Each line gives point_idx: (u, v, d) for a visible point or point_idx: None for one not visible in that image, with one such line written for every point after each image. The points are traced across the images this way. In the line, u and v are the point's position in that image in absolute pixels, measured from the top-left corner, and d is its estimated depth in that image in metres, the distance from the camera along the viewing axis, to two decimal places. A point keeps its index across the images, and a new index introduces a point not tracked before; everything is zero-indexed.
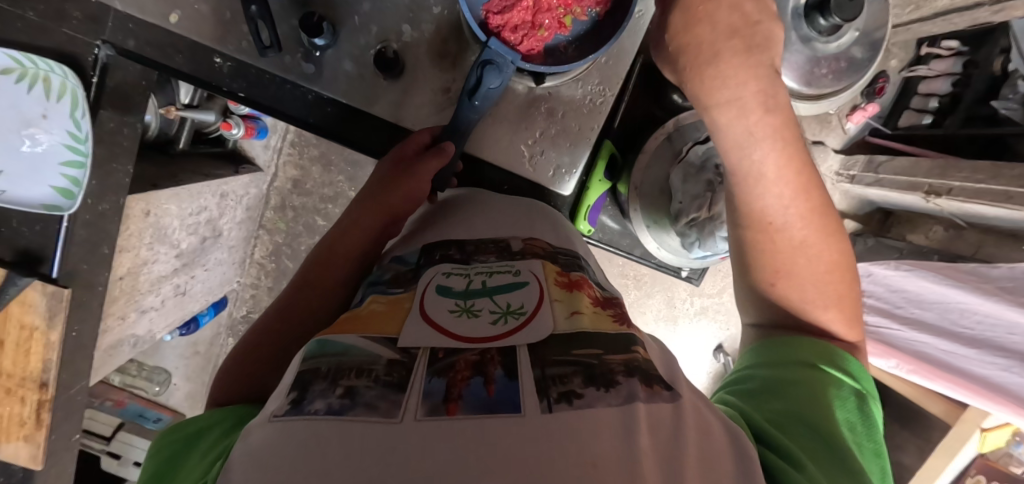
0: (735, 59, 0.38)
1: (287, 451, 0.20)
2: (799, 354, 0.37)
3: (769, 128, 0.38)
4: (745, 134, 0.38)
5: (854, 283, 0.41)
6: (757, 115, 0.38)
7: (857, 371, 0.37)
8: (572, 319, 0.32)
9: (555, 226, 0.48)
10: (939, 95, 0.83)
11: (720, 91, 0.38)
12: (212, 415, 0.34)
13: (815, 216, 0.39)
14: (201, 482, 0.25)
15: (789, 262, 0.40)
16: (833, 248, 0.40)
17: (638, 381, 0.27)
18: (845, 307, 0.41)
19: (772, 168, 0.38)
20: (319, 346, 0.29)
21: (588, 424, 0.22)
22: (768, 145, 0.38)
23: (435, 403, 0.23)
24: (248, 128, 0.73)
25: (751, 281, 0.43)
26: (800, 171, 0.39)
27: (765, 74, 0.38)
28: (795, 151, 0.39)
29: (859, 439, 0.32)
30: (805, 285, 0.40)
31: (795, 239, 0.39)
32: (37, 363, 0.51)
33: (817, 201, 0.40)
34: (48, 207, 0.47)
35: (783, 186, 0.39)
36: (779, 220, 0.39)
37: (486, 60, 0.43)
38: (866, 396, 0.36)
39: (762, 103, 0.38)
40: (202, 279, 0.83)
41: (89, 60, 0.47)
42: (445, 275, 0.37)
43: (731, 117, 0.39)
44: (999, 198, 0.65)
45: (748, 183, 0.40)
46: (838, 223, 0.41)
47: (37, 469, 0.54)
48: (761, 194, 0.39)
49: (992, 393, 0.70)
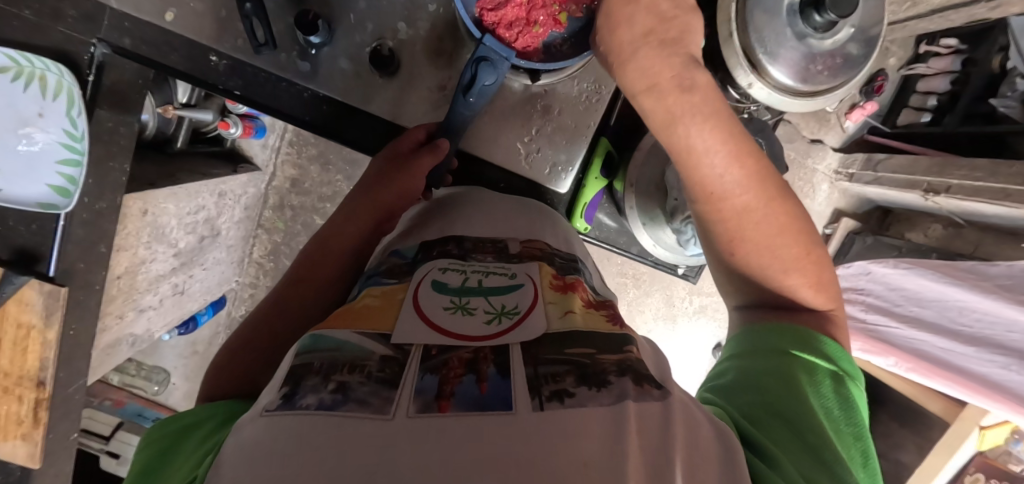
0: (649, 52, 0.41)
1: (276, 447, 0.20)
2: (773, 341, 0.37)
3: (689, 105, 0.39)
4: (668, 115, 0.40)
5: (814, 242, 0.41)
6: (674, 97, 0.39)
7: (832, 352, 0.37)
8: (566, 319, 0.32)
9: (550, 225, 0.48)
10: (938, 93, 0.83)
11: (638, 81, 0.41)
12: (204, 410, 0.34)
13: (756, 183, 0.39)
14: (191, 476, 0.25)
15: (740, 228, 0.40)
16: (780, 211, 0.40)
17: (630, 380, 0.27)
18: (804, 272, 0.40)
19: (702, 141, 0.39)
20: (312, 341, 0.29)
21: (579, 424, 0.22)
22: (690, 120, 0.39)
23: (426, 401, 0.23)
24: (247, 127, 0.74)
25: (712, 252, 0.44)
26: (731, 140, 0.39)
27: (677, 61, 0.40)
28: (722, 122, 0.39)
29: (836, 425, 0.32)
30: (758, 252, 0.40)
31: (739, 207, 0.39)
32: (34, 362, 0.51)
33: (759, 166, 0.39)
34: (44, 205, 0.47)
35: (716, 156, 0.39)
36: (720, 191, 0.39)
37: (481, 57, 0.43)
38: (843, 377, 0.36)
39: (678, 85, 0.39)
40: (200, 278, 0.83)
41: (85, 59, 0.47)
42: (441, 271, 0.37)
43: (653, 103, 0.40)
44: (998, 196, 0.65)
45: (684, 159, 0.40)
46: (785, 185, 0.41)
47: (34, 468, 0.54)
48: (698, 165, 0.39)
49: (988, 390, 0.71)
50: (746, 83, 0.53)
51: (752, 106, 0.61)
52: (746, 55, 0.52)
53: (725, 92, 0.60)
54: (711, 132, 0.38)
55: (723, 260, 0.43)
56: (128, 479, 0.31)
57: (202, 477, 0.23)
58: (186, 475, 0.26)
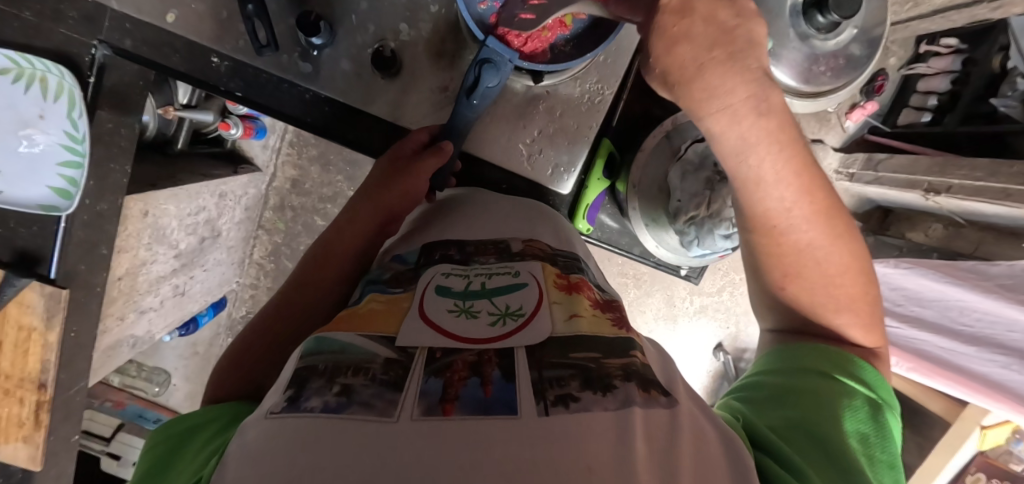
0: (720, 70, 0.32)
1: (278, 451, 0.20)
2: (810, 361, 0.37)
3: (767, 134, 0.33)
4: (740, 144, 0.34)
5: (870, 280, 0.40)
6: (750, 121, 0.33)
7: (871, 380, 0.37)
8: (571, 323, 0.32)
9: (553, 227, 0.48)
10: (938, 93, 0.83)
11: (707, 102, 0.33)
12: (207, 411, 0.34)
13: (823, 220, 0.37)
14: (196, 478, 0.25)
15: (799, 264, 0.38)
16: (843, 250, 0.38)
17: (635, 385, 0.27)
18: (858, 311, 0.40)
19: (774, 174, 0.35)
20: (316, 344, 0.29)
21: (584, 429, 0.22)
22: (765, 151, 0.34)
23: (431, 403, 0.23)
24: (248, 128, 0.74)
25: (760, 280, 0.42)
26: (804, 174, 0.35)
27: (756, 78, 0.32)
28: (796, 154, 0.35)
29: (870, 451, 0.32)
30: (815, 290, 0.39)
31: (802, 244, 0.38)
32: (35, 364, 0.51)
33: (827, 199, 0.37)
34: (45, 207, 0.47)
35: (786, 191, 0.36)
36: (785, 225, 0.37)
37: (484, 59, 0.43)
38: (881, 406, 0.35)
39: (755, 107, 0.33)
40: (201, 279, 0.83)
41: (85, 60, 0.47)
42: (445, 275, 0.37)
43: (725, 126, 0.34)
44: (999, 196, 0.65)
45: (749, 190, 0.37)
46: (851, 221, 0.39)
47: (35, 470, 0.54)
48: (763, 199, 0.36)
49: (991, 391, 0.70)
50: None
51: None
52: None
53: None
54: (785, 165, 0.35)
55: (773, 291, 0.42)
56: (132, 481, 0.31)
57: (207, 478, 0.23)
58: (191, 477, 0.26)
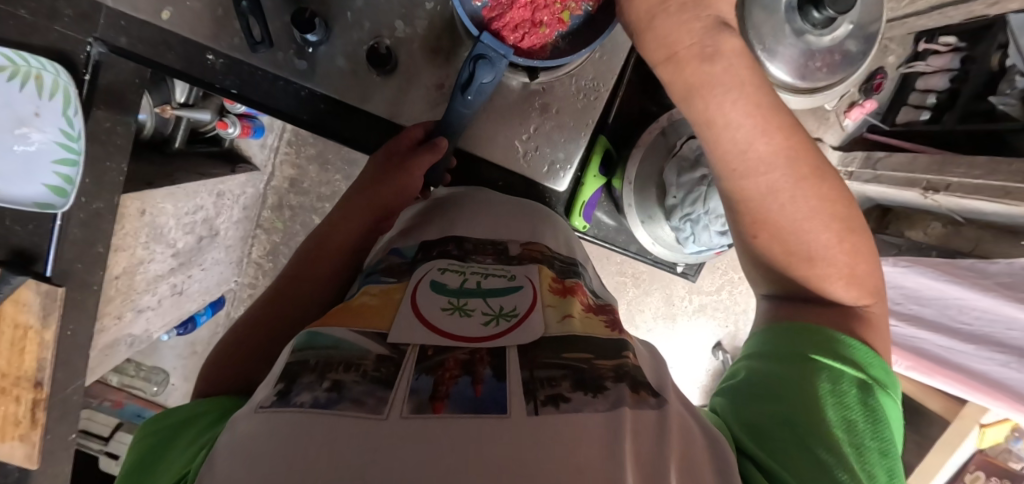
0: (670, 18, 0.37)
1: (266, 448, 0.20)
2: (794, 348, 0.36)
3: (709, 75, 0.36)
4: (687, 90, 0.37)
5: (854, 227, 0.38)
6: (693, 66, 0.36)
7: (861, 357, 0.35)
8: (564, 323, 0.32)
9: (548, 226, 0.48)
10: (938, 91, 0.83)
11: (659, 50, 0.38)
12: (198, 405, 0.34)
13: (787, 159, 0.36)
14: (185, 471, 0.25)
15: (766, 210, 0.37)
16: (813, 194, 0.36)
17: (626, 386, 0.27)
18: (835, 261, 0.38)
19: (724, 117, 0.36)
20: (309, 338, 0.29)
21: (574, 431, 0.22)
22: (709, 92, 0.36)
23: (421, 401, 0.23)
24: (246, 127, 0.73)
25: (735, 235, 0.42)
26: (761, 112, 0.35)
27: (699, 27, 0.37)
28: (748, 93, 0.35)
29: (859, 441, 0.31)
30: (783, 236, 0.37)
31: (765, 187, 0.36)
32: (32, 362, 0.51)
33: (793, 140, 0.36)
34: (41, 205, 0.47)
35: (738, 130, 0.35)
36: (743, 168, 0.36)
37: (478, 55, 0.43)
38: (872, 386, 0.34)
39: (700, 52, 0.36)
40: (199, 278, 0.83)
41: (81, 58, 0.47)
42: (440, 271, 0.37)
43: (672, 74, 0.38)
44: (998, 194, 0.65)
45: (704, 132, 0.37)
46: (823, 166, 0.37)
47: (33, 469, 0.54)
48: (719, 140, 0.37)
49: (992, 389, 0.73)
50: None
51: None
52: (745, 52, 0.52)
53: None
54: (738, 103, 0.35)
55: (748, 242, 0.40)
56: (121, 474, 0.31)
57: (195, 473, 0.23)
58: (180, 471, 0.26)
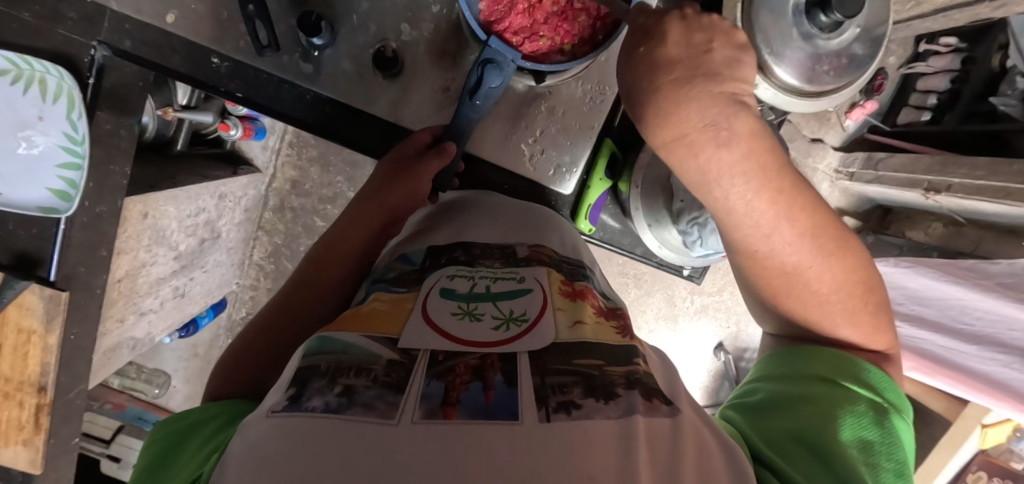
0: (677, 94, 0.34)
1: (276, 454, 0.20)
2: (816, 368, 0.36)
3: (729, 165, 0.33)
4: (702, 177, 0.34)
5: (873, 287, 0.38)
6: (708, 152, 0.33)
7: (877, 382, 0.36)
8: (575, 329, 0.32)
9: (555, 231, 0.48)
10: (938, 92, 0.83)
11: (667, 129, 0.34)
12: (209, 408, 0.34)
13: (809, 239, 0.35)
14: (197, 474, 0.25)
15: (788, 285, 0.37)
16: (835, 266, 0.36)
17: (638, 394, 0.27)
18: (860, 320, 0.38)
19: (747, 205, 0.34)
20: (319, 343, 0.29)
21: (586, 438, 0.22)
22: (729, 182, 0.34)
23: (432, 407, 0.23)
24: (247, 129, 0.74)
25: (752, 292, 0.41)
26: (782, 198, 0.34)
27: (705, 102, 0.33)
28: (767, 177, 0.34)
29: (874, 461, 0.30)
30: (806, 306, 0.38)
31: (788, 266, 0.36)
32: (35, 367, 0.51)
33: (814, 219, 0.36)
34: (45, 209, 0.47)
35: (765, 216, 0.34)
36: (767, 250, 0.36)
37: (487, 59, 0.43)
38: (888, 410, 0.34)
39: (715, 137, 0.33)
40: (201, 281, 0.83)
41: (85, 61, 0.47)
42: (450, 278, 0.36)
43: (683, 157, 0.34)
44: (999, 195, 0.65)
45: (721, 217, 0.36)
46: (841, 234, 0.37)
47: (36, 473, 0.53)
48: (740, 226, 0.36)
49: (994, 391, 0.70)
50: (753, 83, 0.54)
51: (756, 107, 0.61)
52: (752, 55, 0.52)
53: None
54: (758, 193, 0.34)
55: (768, 303, 0.41)
56: (133, 477, 0.31)
57: (207, 476, 0.23)
58: (191, 475, 0.26)
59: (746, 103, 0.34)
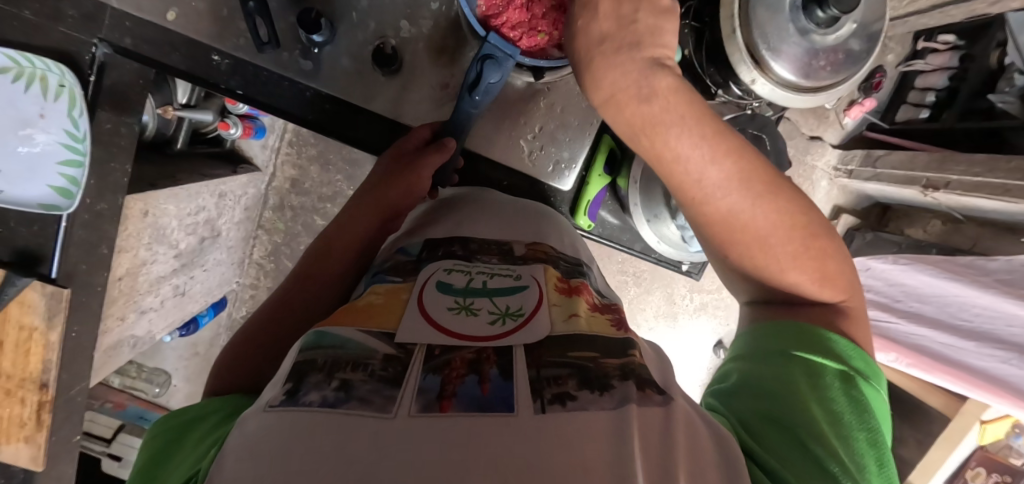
0: (605, 59, 0.37)
1: (274, 447, 0.20)
2: (780, 344, 0.36)
3: (649, 117, 0.35)
4: (630, 127, 0.37)
5: (818, 234, 0.38)
6: (632, 108, 0.36)
7: (844, 351, 0.35)
8: (570, 323, 0.32)
9: (552, 227, 0.48)
10: (936, 90, 0.83)
11: (600, 89, 0.37)
12: (207, 403, 0.34)
13: (743, 180, 0.35)
14: (196, 469, 0.25)
15: (730, 232, 0.37)
16: (772, 209, 0.36)
17: (632, 384, 0.27)
18: (808, 267, 0.37)
19: (672, 151, 0.35)
20: (316, 338, 0.29)
21: (580, 429, 0.22)
22: (652, 132, 0.36)
23: (429, 400, 0.23)
24: (247, 128, 0.74)
25: (709, 252, 0.41)
26: (711, 139, 0.35)
27: (626, 61, 0.36)
28: (692, 121, 0.35)
29: (845, 435, 0.31)
30: (751, 254, 0.38)
31: (727, 210, 0.36)
32: (37, 364, 0.51)
33: (745, 164, 0.35)
34: (46, 206, 0.47)
35: (691, 159, 0.35)
36: (703, 195, 0.36)
37: (485, 55, 0.43)
38: (856, 378, 0.34)
39: (636, 94, 0.36)
40: (201, 279, 0.83)
41: (86, 59, 0.47)
42: (446, 272, 0.37)
43: (613, 115, 0.37)
44: (998, 191, 0.65)
45: (660, 167, 0.37)
46: (775, 178, 0.37)
47: (38, 471, 0.54)
48: (677, 172, 0.36)
49: (994, 387, 0.72)
50: (749, 78, 0.53)
51: (753, 103, 0.62)
52: (749, 50, 0.52)
53: (727, 88, 0.59)
54: (684, 135, 0.35)
55: (722, 259, 0.41)
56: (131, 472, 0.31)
57: (205, 470, 0.23)
58: (190, 469, 0.26)
59: (668, 65, 0.37)
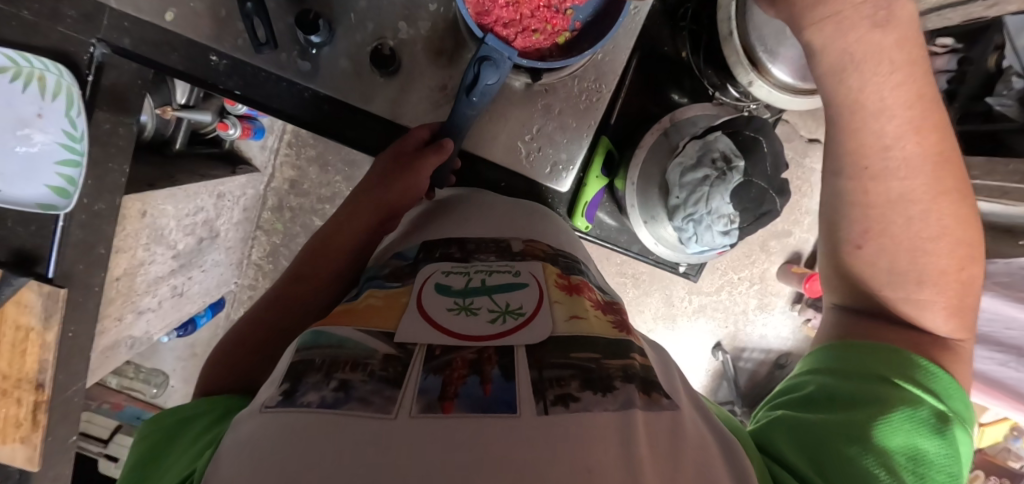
0: None
1: (274, 449, 0.20)
2: (874, 366, 0.36)
3: (879, 48, 0.30)
4: (840, 59, 0.31)
5: (971, 258, 0.37)
6: (860, 31, 0.30)
7: (940, 389, 0.35)
8: (572, 322, 0.32)
9: (552, 229, 0.47)
10: (935, 93, 0.83)
11: (815, 7, 0.30)
12: (203, 403, 0.34)
13: (930, 167, 0.33)
14: (190, 471, 0.25)
15: (885, 220, 0.35)
16: (943, 211, 0.35)
17: (636, 387, 0.27)
18: (947, 291, 0.36)
19: (880, 100, 0.31)
20: (314, 338, 0.29)
21: (587, 430, 0.23)
22: (873, 69, 0.30)
23: (430, 400, 0.23)
24: (246, 129, 0.73)
25: (832, 247, 0.39)
26: (918, 109, 0.32)
27: None
28: (913, 77, 0.31)
29: (924, 471, 0.30)
30: (901, 254, 0.36)
31: (894, 192, 0.34)
32: (32, 364, 0.51)
33: (942, 147, 0.33)
34: (44, 206, 0.47)
35: (888, 125, 0.32)
36: (877, 168, 0.33)
37: (482, 57, 0.43)
38: (951, 418, 0.33)
39: (871, 15, 0.29)
40: (199, 280, 0.83)
41: (84, 59, 0.47)
42: (444, 273, 0.37)
43: (829, 37, 0.31)
44: (995, 193, 0.67)
45: (847, 119, 0.33)
46: (962, 180, 0.35)
47: (33, 471, 0.53)
48: (861, 132, 0.32)
49: (990, 388, 0.73)
50: (747, 80, 0.53)
51: (750, 105, 0.59)
52: (747, 54, 0.52)
53: (725, 90, 0.59)
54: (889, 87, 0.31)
55: (850, 251, 0.38)
56: (124, 472, 0.31)
57: (199, 473, 0.23)
58: (183, 471, 0.26)
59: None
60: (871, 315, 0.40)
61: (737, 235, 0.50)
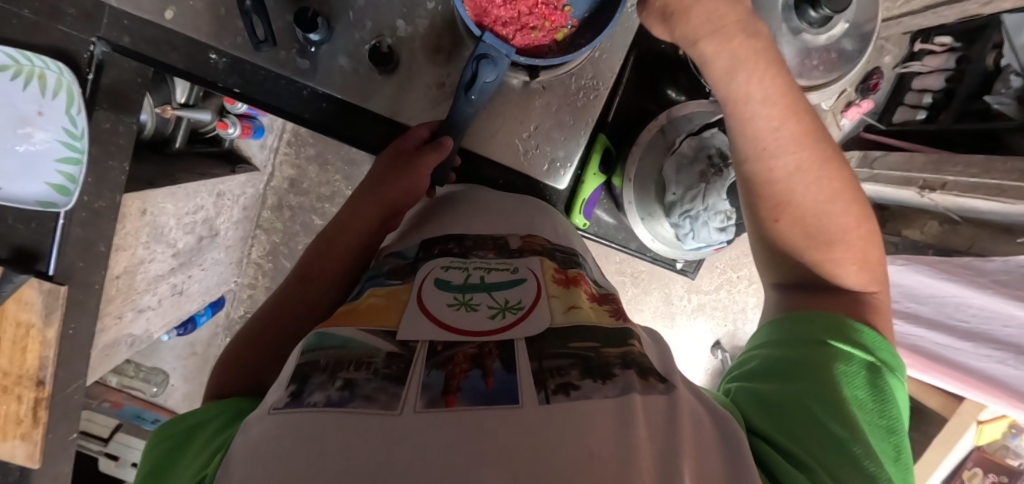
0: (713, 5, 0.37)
1: (284, 447, 0.21)
2: (809, 331, 0.37)
3: (753, 49, 0.37)
4: (731, 61, 0.38)
5: (866, 218, 0.41)
6: (738, 40, 0.37)
7: (871, 342, 0.37)
8: (570, 314, 0.32)
9: (545, 220, 0.48)
10: (933, 92, 0.81)
11: (702, 27, 0.38)
12: (213, 408, 0.34)
13: (809, 142, 0.38)
14: (201, 476, 0.25)
15: (789, 195, 0.39)
16: (832, 176, 0.39)
17: (634, 373, 0.27)
18: (855, 245, 0.40)
19: (756, 95, 0.38)
20: (317, 339, 0.29)
21: (586, 416, 0.23)
22: (749, 74, 0.38)
23: (434, 396, 0.23)
24: (246, 127, 0.74)
25: (757, 223, 0.43)
26: (786, 96, 0.38)
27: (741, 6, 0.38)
28: (780, 77, 0.38)
29: (868, 417, 0.33)
30: (810, 218, 0.39)
31: (791, 167, 0.39)
32: (33, 361, 0.51)
33: (810, 128, 0.39)
34: (44, 204, 0.47)
35: (772, 111, 0.38)
36: (773, 147, 0.39)
37: (481, 54, 0.43)
38: (880, 367, 0.36)
39: (742, 29, 0.37)
40: (199, 278, 0.83)
41: (84, 57, 0.48)
42: (443, 269, 0.37)
43: (718, 45, 0.38)
44: (994, 192, 0.65)
45: (738, 113, 0.39)
46: (836, 149, 0.40)
47: (34, 467, 0.53)
48: (752, 121, 0.39)
49: (990, 387, 0.78)
50: None
51: None
52: None
53: None
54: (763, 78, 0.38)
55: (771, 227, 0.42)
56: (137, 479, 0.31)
57: (211, 476, 0.23)
58: (195, 476, 0.26)
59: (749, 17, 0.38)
60: (799, 284, 0.43)
61: (734, 233, 0.50)
